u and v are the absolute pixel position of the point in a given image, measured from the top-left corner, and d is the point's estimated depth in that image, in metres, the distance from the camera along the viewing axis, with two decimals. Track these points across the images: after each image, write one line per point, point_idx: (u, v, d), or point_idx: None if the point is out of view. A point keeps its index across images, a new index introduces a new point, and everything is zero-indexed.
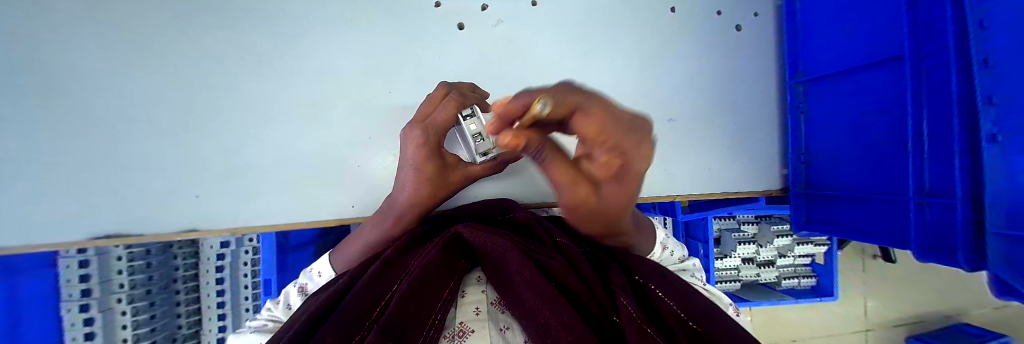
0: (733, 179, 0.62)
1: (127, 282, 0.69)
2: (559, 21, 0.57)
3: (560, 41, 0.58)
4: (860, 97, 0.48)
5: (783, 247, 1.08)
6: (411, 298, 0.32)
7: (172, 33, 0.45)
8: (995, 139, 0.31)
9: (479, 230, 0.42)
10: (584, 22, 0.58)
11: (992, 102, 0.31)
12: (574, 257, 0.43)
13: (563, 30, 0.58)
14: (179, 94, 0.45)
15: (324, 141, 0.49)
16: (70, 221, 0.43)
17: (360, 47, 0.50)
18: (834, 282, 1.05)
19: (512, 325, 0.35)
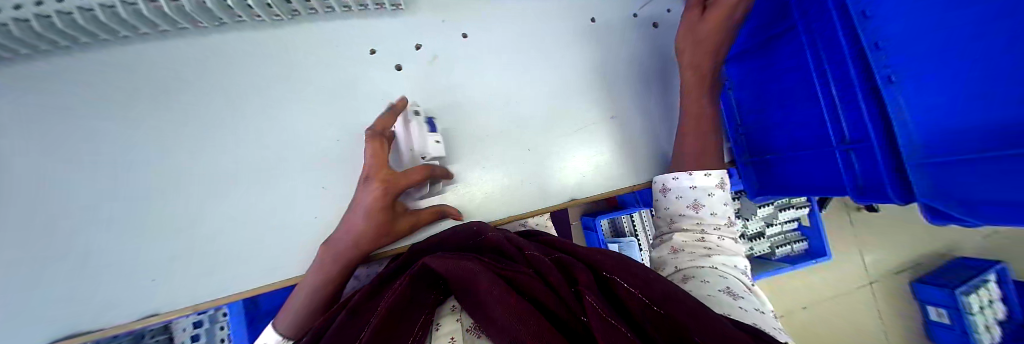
0: None
1: None
2: (490, 47, 0.61)
3: (494, 65, 0.61)
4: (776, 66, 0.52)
5: (768, 216, 1.10)
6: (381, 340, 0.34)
7: (117, 125, 0.47)
8: (891, 79, 0.36)
9: (445, 257, 0.43)
10: (514, 43, 0.62)
11: (876, 47, 0.37)
12: (538, 266, 0.43)
13: (496, 55, 0.61)
14: (130, 181, 0.47)
15: (278, 200, 0.51)
16: (30, 325, 0.43)
17: (300, 107, 0.52)
18: (825, 242, 1.07)
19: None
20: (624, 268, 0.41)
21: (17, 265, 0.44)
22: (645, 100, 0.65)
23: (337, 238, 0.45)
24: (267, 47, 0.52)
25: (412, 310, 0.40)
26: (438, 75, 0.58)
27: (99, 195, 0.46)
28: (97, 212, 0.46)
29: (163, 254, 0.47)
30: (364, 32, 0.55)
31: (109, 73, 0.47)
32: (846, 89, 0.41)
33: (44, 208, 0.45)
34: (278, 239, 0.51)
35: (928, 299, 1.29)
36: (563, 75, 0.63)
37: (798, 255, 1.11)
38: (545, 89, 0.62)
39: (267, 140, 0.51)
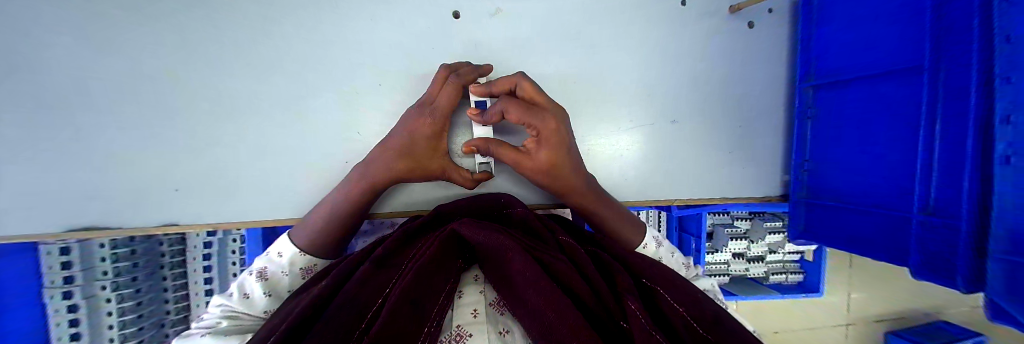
0: (735, 184, 0.61)
1: (112, 269, 0.68)
2: (566, 4, 0.50)
3: (568, 27, 0.50)
4: (876, 105, 0.46)
5: (775, 243, 1.07)
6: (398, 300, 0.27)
7: (131, 14, 0.40)
8: (1009, 160, 0.28)
9: (478, 224, 0.36)
10: (594, 6, 0.51)
11: (1008, 120, 0.27)
12: (576, 255, 0.35)
13: (573, 15, 0.50)
14: (147, 81, 0.42)
15: (305, 135, 0.45)
16: (46, 214, 0.41)
17: (335, 32, 0.44)
18: (821, 280, 1.08)
19: (512, 328, 0.29)
20: (670, 281, 0.34)
21: (24, 146, 0.40)
22: (719, 108, 0.58)
23: (365, 163, 0.42)
24: None
25: (444, 273, 0.33)
26: (498, 28, 0.48)
27: (108, 87, 0.41)
28: (106, 108, 0.41)
29: (177, 167, 0.43)
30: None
31: None
32: (955, 158, 0.35)
33: (48, 90, 0.40)
34: (295, 175, 0.46)
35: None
36: (639, 60, 0.53)
37: (790, 285, 1.11)
38: (617, 71, 0.53)
39: (296, 64, 0.44)
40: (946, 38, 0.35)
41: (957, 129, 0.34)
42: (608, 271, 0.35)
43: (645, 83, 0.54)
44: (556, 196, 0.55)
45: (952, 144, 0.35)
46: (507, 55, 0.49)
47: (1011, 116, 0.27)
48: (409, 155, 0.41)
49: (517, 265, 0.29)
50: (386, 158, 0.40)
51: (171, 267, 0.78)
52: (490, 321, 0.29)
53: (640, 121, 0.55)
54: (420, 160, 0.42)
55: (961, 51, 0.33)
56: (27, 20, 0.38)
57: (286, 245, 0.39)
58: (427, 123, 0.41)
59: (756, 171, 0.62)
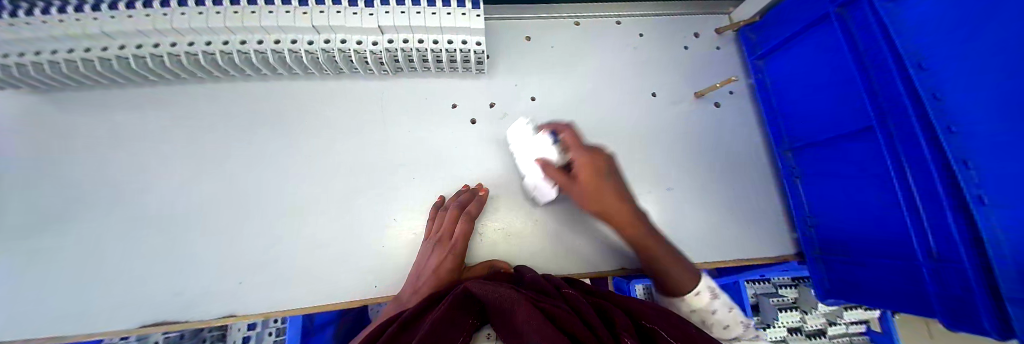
0: (749, 241, 0.62)
1: None
2: (559, 104, 0.62)
3: (563, 120, 0.62)
4: (847, 160, 0.51)
5: None
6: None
7: (238, 142, 0.55)
8: (983, 200, 0.30)
9: (489, 283, 0.39)
10: (583, 104, 0.63)
11: (967, 164, 0.31)
12: (581, 306, 0.37)
13: (567, 111, 0.62)
14: (236, 191, 0.53)
15: (350, 224, 0.53)
16: (127, 309, 0.47)
17: (382, 142, 0.57)
18: None
19: None
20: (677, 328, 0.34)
21: (139, 250, 0.50)
22: (711, 172, 0.64)
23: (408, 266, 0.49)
24: (365, 91, 0.58)
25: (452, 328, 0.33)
26: (508, 127, 0.60)
27: (210, 197, 0.53)
28: (201, 214, 0.52)
29: (247, 260, 0.51)
30: (446, 80, 0.60)
31: (247, 101, 0.56)
32: (932, 200, 0.38)
33: (172, 203, 0.52)
34: (338, 263, 0.51)
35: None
36: (627, 139, 0.63)
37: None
38: (610, 149, 0.62)
39: (350, 169, 0.55)
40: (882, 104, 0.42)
41: (922, 176, 0.38)
42: (613, 320, 0.36)
43: (635, 155, 0.62)
44: (575, 265, 0.56)
45: (925, 190, 0.38)
46: (516, 145, 0.59)
47: (967, 160, 0.31)
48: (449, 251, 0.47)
49: (520, 314, 0.31)
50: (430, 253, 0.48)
51: None
52: None
53: (637, 189, 0.61)
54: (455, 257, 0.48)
55: (900, 112, 0.40)
56: (176, 156, 0.54)
57: None
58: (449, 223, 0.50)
59: (765, 227, 0.64)
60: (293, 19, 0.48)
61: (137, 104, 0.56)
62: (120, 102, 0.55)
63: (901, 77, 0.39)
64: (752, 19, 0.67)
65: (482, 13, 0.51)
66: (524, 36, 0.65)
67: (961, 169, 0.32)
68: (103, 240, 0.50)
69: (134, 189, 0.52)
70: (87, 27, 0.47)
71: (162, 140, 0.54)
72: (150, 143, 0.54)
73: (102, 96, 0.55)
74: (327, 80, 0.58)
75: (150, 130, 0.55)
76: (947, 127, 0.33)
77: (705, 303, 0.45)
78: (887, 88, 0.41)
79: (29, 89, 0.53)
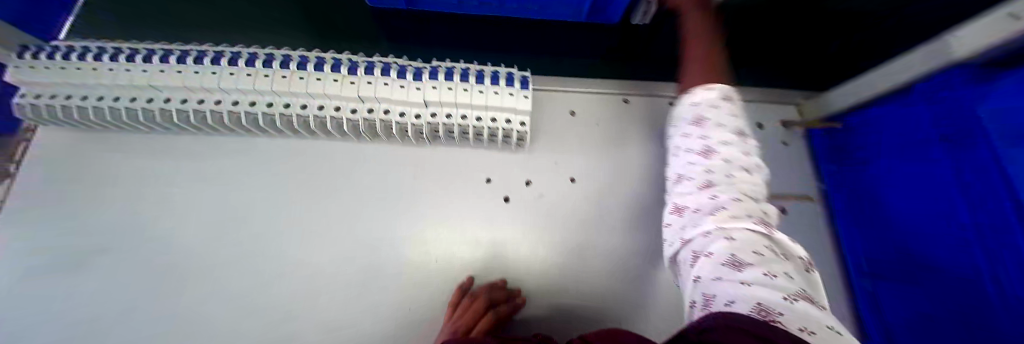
0: None
1: None
2: (602, 188, 0.56)
3: (605, 207, 0.55)
4: (957, 323, 0.38)
5: None
6: None
7: (265, 200, 0.54)
8: None
9: None
10: (629, 190, 0.56)
11: None
12: None
13: (610, 199, 0.56)
14: (253, 252, 0.51)
15: (360, 307, 0.48)
16: None
17: (408, 214, 0.53)
18: None
19: None
20: None
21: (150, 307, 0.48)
22: None
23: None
24: (398, 157, 0.56)
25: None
26: (542, 209, 0.54)
27: (228, 257, 0.51)
28: (214, 273, 0.50)
29: (249, 333, 0.47)
30: (481, 151, 0.57)
31: (280, 158, 0.56)
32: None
33: (190, 259, 0.51)
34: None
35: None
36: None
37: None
38: (657, 249, 0.53)
39: (370, 241, 0.51)
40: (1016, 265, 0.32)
41: None
42: None
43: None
44: None
45: None
46: (548, 232, 0.53)
47: None
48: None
49: None
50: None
51: None
52: None
53: None
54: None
55: None
56: (203, 208, 0.53)
57: None
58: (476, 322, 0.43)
59: None
60: (338, 88, 0.46)
61: (177, 150, 0.56)
62: (163, 146, 0.56)
63: None
64: (833, 124, 0.58)
65: (531, 95, 0.49)
66: (568, 111, 0.61)
67: None
68: (117, 288, 0.49)
69: (158, 239, 0.51)
70: (134, 77, 0.46)
71: (193, 189, 0.54)
72: (181, 191, 0.54)
73: (149, 140, 0.57)
74: (361, 142, 0.57)
75: (184, 177, 0.55)
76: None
77: (705, 189, 0.37)
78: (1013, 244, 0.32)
79: (90, 128, 0.56)
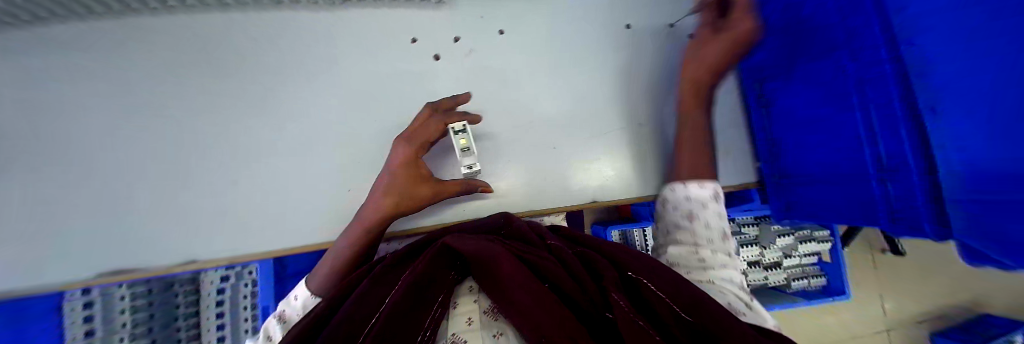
0: None
1: (127, 335, 0.71)
2: (526, 40, 0.59)
3: (531, 58, 0.59)
4: (809, 89, 0.53)
5: (787, 246, 0.93)
6: (400, 315, 0.35)
7: (172, 87, 0.51)
8: (937, 109, 0.33)
9: (467, 238, 0.44)
10: (553, 40, 0.60)
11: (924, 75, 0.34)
12: (565, 257, 0.43)
13: (535, 51, 0.60)
14: (175, 140, 0.50)
15: (309, 171, 0.52)
16: (74, 263, 0.47)
17: (336, 81, 0.53)
18: (845, 281, 0.90)
19: (504, 330, 0.40)
20: (651, 270, 0.40)
21: (82, 202, 0.48)
22: None
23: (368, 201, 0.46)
24: (312, 26, 0.53)
25: (429, 289, 0.39)
26: (468, 68, 0.57)
27: (154, 146, 0.50)
28: (141, 164, 0.49)
29: (201, 210, 0.50)
30: (401, 9, 0.55)
31: (176, 40, 0.51)
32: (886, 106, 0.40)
33: (111, 153, 0.49)
34: (296, 213, 0.52)
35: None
36: (590, 81, 0.61)
37: (815, 291, 0.95)
38: (577, 90, 0.60)
39: (302, 115, 0.52)
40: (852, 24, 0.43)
41: (879, 93, 0.40)
42: (595, 267, 0.42)
43: (596, 99, 0.61)
44: (532, 204, 0.58)
45: (880, 108, 0.41)
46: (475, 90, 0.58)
47: (926, 71, 0.33)
48: (408, 158, 0.43)
49: (506, 271, 0.39)
50: (400, 140, 0.44)
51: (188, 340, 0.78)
52: (483, 328, 0.40)
53: (605, 128, 0.60)
54: (398, 169, 0.44)
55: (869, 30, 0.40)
56: (97, 103, 0.49)
57: (303, 288, 0.46)
58: (404, 157, 0.43)
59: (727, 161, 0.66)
60: None
61: (31, 40, 0.47)
62: (4, 36, 0.47)
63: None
64: None
65: None
66: None
67: (919, 80, 0.34)
68: (28, 191, 0.47)
69: (54, 138, 0.48)
70: None
71: (76, 83, 0.49)
72: (64, 87, 0.49)
73: None
74: (267, 13, 0.52)
75: (65, 68, 0.49)
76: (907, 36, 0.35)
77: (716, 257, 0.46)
78: (853, 6, 0.42)
79: None
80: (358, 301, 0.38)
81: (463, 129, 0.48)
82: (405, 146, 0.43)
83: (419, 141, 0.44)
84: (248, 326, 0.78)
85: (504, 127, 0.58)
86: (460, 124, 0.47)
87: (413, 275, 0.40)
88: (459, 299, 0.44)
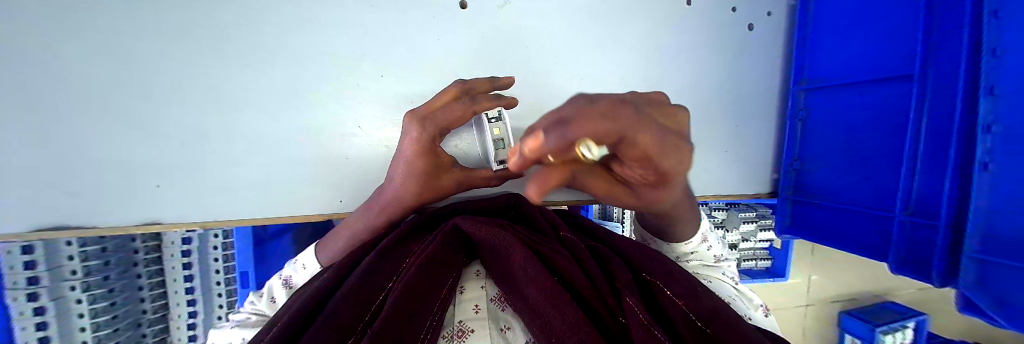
0: (716, 180, 0.65)
1: (81, 284, 0.62)
2: (556, 2, 0.53)
3: (560, 24, 0.53)
4: (862, 110, 0.50)
5: (748, 232, 0.97)
6: (405, 296, 0.30)
7: (112, 1, 0.40)
8: (987, 167, 0.34)
9: (478, 220, 0.39)
10: (587, 8, 0.54)
11: (990, 129, 0.34)
12: (579, 252, 0.39)
13: (566, 17, 0.53)
14: (122, 75, 0.41)
15: (303, 129, 0.49)
16: (8, 212, 0.41)
17: (338, 23, 0.46)
18: (788, 266, 0.98)
19: (513, 324, 0.33)
20: (668, 275, 0.36)
21: (13, 138, 0.40)
22: (708, 109, 0.62)
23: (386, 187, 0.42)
24: None
25: (439, 271, 0.34)
26: (493, 33, 0.52)
27: (105, 83, 0.41)
28: (73, 100, 0.40)
29: (175, 161, 0.45)
30: None
31: None
32: (938, 151, 0.39)
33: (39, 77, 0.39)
34: (289, 175, 0.50)
35: (851, 330, 1.16)
36: (617, 66, 0.57)
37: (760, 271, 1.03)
38: (601, 70, 0.56)
39: (300, 64, 0.46)
40: (938, 50, 0.39)
41: (940, 136, 0.39)
42: (609, 265, 0.38)
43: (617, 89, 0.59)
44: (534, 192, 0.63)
45: (932, 148, 0.40)
46: (495, 63, 0.52)
47: (993, 125, 0.33)
48: (423, 153, 0.34)
49: (518, 262, 0.32)
50: (413, 128, 0.33)
51: (151, 288, 0.75)
52: (491, 318, 0.33)
53: None
54: (414, 163, 0.35)
55: (951, 62, 0.37)
56: None
57: (311, 258, 0.45)
58: (411, 148, 0.34)
59: (735, 169, 0.66)
60: None
61: None
62: None
63: (969, 21, 0.35)
64: None
65: None
66: None
67: (982, 133, 0.34)
68: None
69: None
70: None
71: None
72: None
73: None
74: None
75: None
76: (987, 86, 0.33)
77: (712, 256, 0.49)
78: (950, 29, 0.37)
79: None
80: (362, 278, 0.33)
81: (499, 116, 0.40)
82: (417, 140, 0.33)
83: (434, 132, 0.34)
84: (220, 290, 0.77)
85: (517, 106, 0.55)
86: (496, 110, 0.40)
87: (422, 255, 0.35)
88: (465, 283, 0.38)
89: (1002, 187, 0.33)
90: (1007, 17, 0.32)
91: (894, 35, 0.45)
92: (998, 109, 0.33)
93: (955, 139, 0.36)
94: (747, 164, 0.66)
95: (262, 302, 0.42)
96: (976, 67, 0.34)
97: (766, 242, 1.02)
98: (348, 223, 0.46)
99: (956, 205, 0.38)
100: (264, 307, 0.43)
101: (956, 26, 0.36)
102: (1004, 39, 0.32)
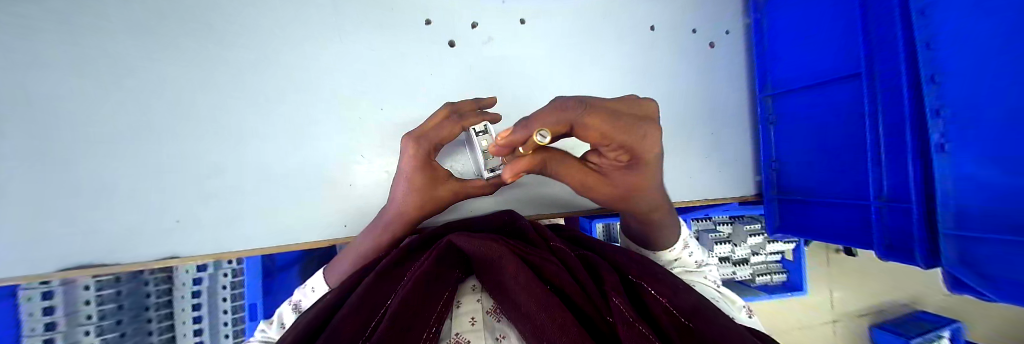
0: (703, 183, 0.68)
1: (94, 329, 0.65)
2: (534, 35, 0.59)
3: (539, 53, 0.60)
4: (824, 108, 0.54)
5: (755, 245, 0.97)
6: (403, 310, 0.31)
7: (151, 62, 0.47)
8: (944, 148, 0.37)
9: (471, 236, 0.41)
10: (563, 38, 0.61)
11: (941, 113, 0.37)
12: (568, 260, 0.40)
13: (544, 47, 0.60)
14: (153, 122, 0.47)
15: (311, 161, 0.53)
16: (37, 253, 0.44)
17: (342, 67, 0.53)
18: (804, 278, 0.95)
19: (508, 333, 0.34)
20: (654, 276, 0.38)
21: (53, 185, 0.44)
22: (685, 118, 0.67)
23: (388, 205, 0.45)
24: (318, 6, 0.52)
25: (438, 284, 0.36)
26: (480, 65, 0.58)
27: (137, 130, 0.46)
28: (109, 147, 0.46)
29: (193, 198, 0.49)
30: None
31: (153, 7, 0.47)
32: (897, 139, 0.42)
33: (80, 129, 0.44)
34: (297, 205, 0.53)
35: None
36: (595, 86, 0.62)
37: (777, 286, 0.99)
38: (581, 90, 0.62)
39: (308, 103, 0.52)
40: (881, 50, 0.43)
41: (896, 125, 0.42)
42: (598, 271, 0.39)
43: None
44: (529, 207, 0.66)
45: (892, 136, 0.43)
46: (484, 90, 0.58)
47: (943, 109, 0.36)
48: (422, 167, 0.38)
49: (510, 271, 0.34)
50: (411, 144, 0.36)
51: (159, 333, 0.72)
52: (487, 328, 0.34)
53: None
54: (413, 178, 0.38)
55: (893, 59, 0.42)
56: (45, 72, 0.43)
57: (319, 282, 0.47)
58: (411, 164, 0.37)
59: (720, 172, 0.69)
60: None
61: None
62: None
63: (903, 23, 0.40)
64: None
65: None
66: None
67: (935, 117, 0.37)
68: None
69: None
70: None
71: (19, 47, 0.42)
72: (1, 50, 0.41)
73: None
74: None
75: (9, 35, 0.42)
76: (930, 75, 0.37)
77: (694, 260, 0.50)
78: (886, 32, 0.42)
79: None
80: (363, 296, 0.35)
81: (485, 129, 0.44)
82: (415, 155, 0.36)
83: (429, 147, 0.37)
84: (227, 331, 0.75)
85: (506, 128, 0.59)
86: (482, 124, 0.44)
87: (420, 271, 0.36)
88: (460, 298, 0.39)
89: (963, 165, 0.36)
90: (936, 15, 0.37)
91: (839, 40, 0.51)
92: (945, 96, 0.36)
93: (910, 126, 0.39)
94: (731, 168, 0.69)
95: (272, 329, 0.43)
96: (916, 61, 0.39)
97: (777, 254, 1.01)
98: (353, 247, 0.48)
99: (924, 186, 0.40)
100: (273, 335, 0.43)
101: (890, 29, 0.41)
102: (943, 33, 0.36)
